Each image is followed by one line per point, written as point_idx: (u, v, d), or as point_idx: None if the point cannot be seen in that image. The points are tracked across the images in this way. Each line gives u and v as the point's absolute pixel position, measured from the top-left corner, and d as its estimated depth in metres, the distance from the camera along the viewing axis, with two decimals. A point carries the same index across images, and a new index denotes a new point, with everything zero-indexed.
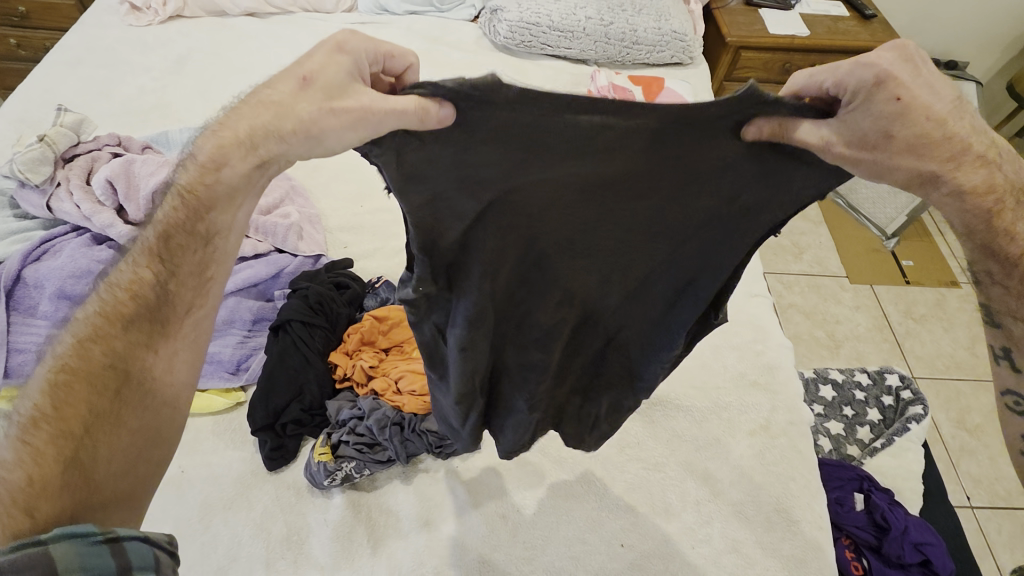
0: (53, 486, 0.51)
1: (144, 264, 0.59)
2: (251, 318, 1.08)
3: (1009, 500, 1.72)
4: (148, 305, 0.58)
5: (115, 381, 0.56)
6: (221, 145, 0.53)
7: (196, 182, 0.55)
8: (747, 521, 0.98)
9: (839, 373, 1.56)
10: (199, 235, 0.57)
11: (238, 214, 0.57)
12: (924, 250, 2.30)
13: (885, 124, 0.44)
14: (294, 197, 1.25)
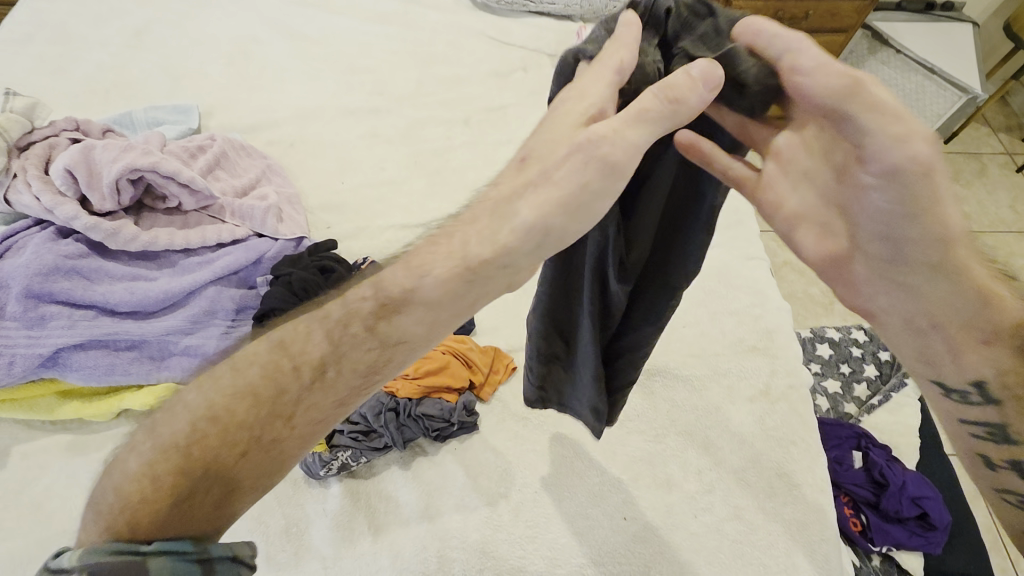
0: (160, 513, 0.52)
1: (319, 345, 0.59)
2: (235, 307, 1.01)
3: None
4: (304, 381, 0.58)
5: (243, 449, 0.56)
6: (428, 253, 0.58)
7: (399, 287, 0.58)
8: (749, 488, 0.98)
9: (836, 331, 1.56)
10: (378, 337, 0.58)
11: (421, 323, 0.58)
12: None
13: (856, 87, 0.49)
14: (271, 176, 1.21)
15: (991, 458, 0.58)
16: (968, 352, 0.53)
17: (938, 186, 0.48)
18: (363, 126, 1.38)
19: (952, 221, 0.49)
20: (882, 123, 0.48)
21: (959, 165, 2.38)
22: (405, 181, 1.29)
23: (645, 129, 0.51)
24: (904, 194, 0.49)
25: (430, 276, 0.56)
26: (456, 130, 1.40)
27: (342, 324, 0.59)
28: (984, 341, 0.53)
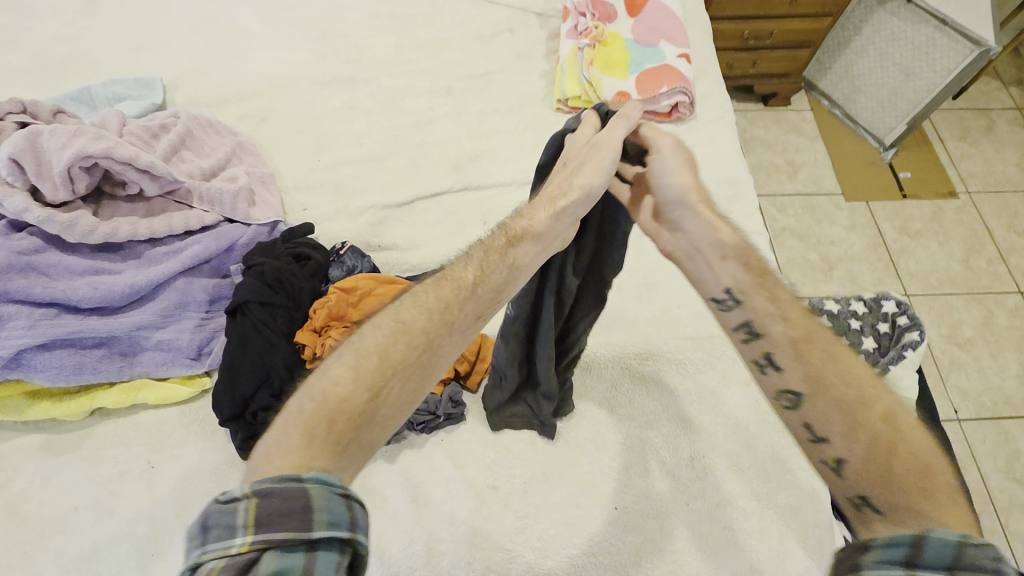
0: (354, 409, 0.57)
1: (468, 268, 0.70)
2: (207, 298, 0.98)
3: (996, 411, 1.75)
4: (459, 296, 0.67)
5: (424, 353, 0.63)
6: (533, 209, 0.73)
7: (524, 225, 0.72)
8: (743, 473, 0.96)
9: (834, 303, 1.52)
10: (505, 259, 0.71)
11: (535, 255, 0.72)
12: (923, 161, 2.19)
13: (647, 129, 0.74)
14: (241, 156, 1.15)
15: (760, 361, 0.68)
16: (716, 267, 0.71)
17: (681, 159, 0.73)
18: (339, 98, 1.30)
19: (691, 180, 0.72)
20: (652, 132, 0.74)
21: (967, 122, 2.30)
22: (385, 158, 1.23)
23: (621, 130, 0.71)
24: (663, 160, 0.72)
25: (546, 216, 0.71)
26: (438, 99, 1.32)
27: (478, 254, 0.71)
28: (723, 259, 0.71)
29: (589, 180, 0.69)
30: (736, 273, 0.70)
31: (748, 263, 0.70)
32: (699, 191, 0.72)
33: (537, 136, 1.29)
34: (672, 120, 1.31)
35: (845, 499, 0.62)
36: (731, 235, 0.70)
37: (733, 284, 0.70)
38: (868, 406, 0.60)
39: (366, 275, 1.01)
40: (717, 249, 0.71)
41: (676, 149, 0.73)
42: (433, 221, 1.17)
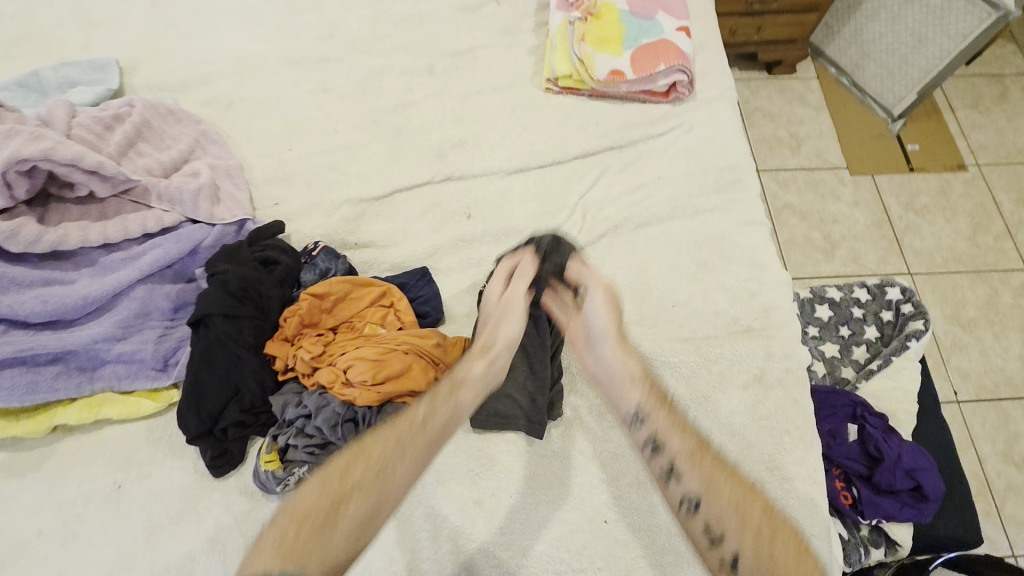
0: (305, 545, 0.73)
1: (421, 405, 0.85)
2: (172, 305, 0.92)
3: (994, 391, 1.71)
4: (422, 421, 0.83)
5: (380, 470, 0.78)
6: (476, 342, 0.92)
7: (468, 363, 0.90)
8: None
9: (836, 290, 1.46)
10: (448, 394, 0.86)
11: (472, 396, 0.88)
12: (931, 134, 2.08)
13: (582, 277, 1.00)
14: (206, 146, 1.06)
15: (666, 477, 0.87)
16: (628, 381, 0.92)
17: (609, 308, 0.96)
18: (311, 78, 1.21)
19: (615, 326, 0.94)
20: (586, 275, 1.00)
21: (979, 90, 2.18)
22: (361, 145, 1.15)
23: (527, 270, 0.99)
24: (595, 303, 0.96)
25: (477, 365, 0.89)
26: (418, 79, 1.22)
27: (461, 364, 0.90)
28: (633, 381, 0.92)
29: (522, 305, 0.96)
30: (644, 395, 0.91)
31: (650, 387, 0.92)
32: (619, 330, 0.94)
33: (525, 119, 1.20)
34: (671, 100, 1.22)
35: (720, 562, 0.83)
36: (641, 373, 0.92)
37: (643, 408, 0.90)
38: (716, 493, 0.84)
39: (340, 278, 0.94)
40: (631, 378, 0.92)
41: (609, 298, 0.96)
42: (413, 215, 1.09)
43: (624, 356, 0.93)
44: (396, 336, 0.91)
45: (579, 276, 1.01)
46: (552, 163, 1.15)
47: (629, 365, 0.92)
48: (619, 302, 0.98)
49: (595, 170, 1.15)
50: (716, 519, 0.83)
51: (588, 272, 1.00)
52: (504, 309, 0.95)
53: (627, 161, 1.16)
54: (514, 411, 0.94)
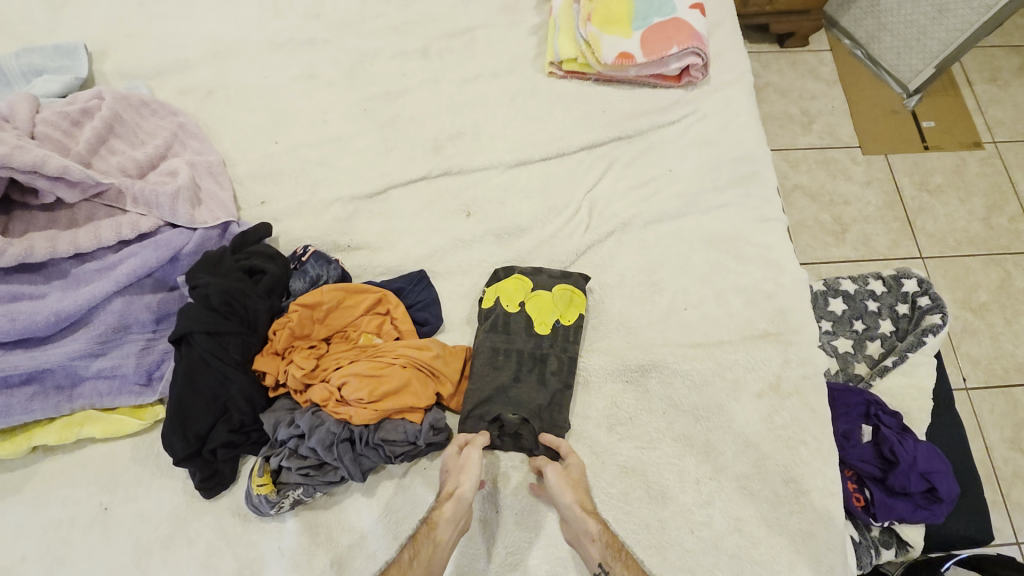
0: None
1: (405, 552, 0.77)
2: (153, 317, 0.86)
3: (1007, 379, 1.48)
4: (410, 560, 0.76)
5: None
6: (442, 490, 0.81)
7: (444, 496, 0.80)
8: (752, 497, 0.88)
9: (851, 283, 1.39)
10: (427, 530, 0.77)
11: (451, 526, 0.77)
12: (948, 110, 1.76)
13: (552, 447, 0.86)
14: (184, 141, 0.99)
15: None
16: (590, 545, 0.79)
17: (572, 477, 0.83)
18: (297, 64, 1.12)
19: (575, 497, 0.81)
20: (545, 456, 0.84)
21: (997, 61, 1.82)
22: (352, 137, 1.07)
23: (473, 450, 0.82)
24: (555, 483, 0.81)
25: (449, 506, 0.77)
26: (412, 64, 1.14)
27: (432, 511, 0.79)
28: (594, 541, 0.79)
29: (474, 464, 0.80)
30: (604, 549, 0.79)
31: (615, 545, 0.80)
32: (584, 504, 0.82)
33: (526, 107, 1.12)
34: (682, 85, 1.14)
35: None
36: (600, 528, 0.80)
37: (603, 560, 0.79)
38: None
39: (333, 286, 0.88)
40: (590, 537, 0.80)
41: (574, 469, 0.85)
42: (409, 213, 1.03)
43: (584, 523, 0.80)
44: (393, 348, 0.86)
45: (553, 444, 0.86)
46: (556, 155, 1.08)
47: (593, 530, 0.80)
48: (582, 476, 0.85)
49: (601, 162, 1.08)
50: None
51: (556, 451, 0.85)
52: (456, 470, 0.81)
53: (635, 152, 1.09)
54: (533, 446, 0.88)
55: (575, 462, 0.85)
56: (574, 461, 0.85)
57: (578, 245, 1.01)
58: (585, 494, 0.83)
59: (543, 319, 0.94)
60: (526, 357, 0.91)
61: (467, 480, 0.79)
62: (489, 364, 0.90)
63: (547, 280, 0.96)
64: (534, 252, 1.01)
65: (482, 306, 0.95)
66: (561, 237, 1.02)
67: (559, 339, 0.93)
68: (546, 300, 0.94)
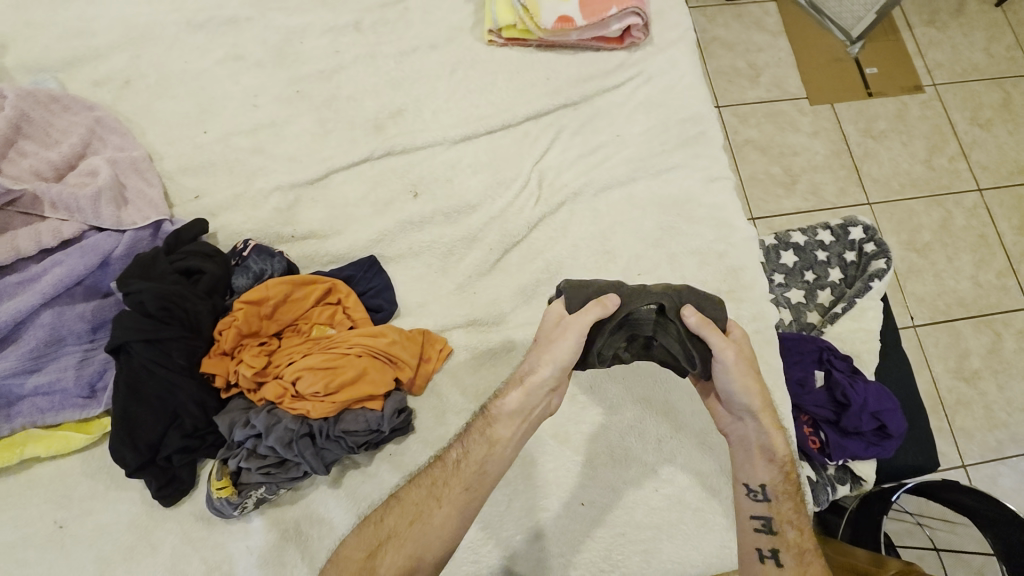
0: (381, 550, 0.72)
1: (505, 411, 0.77)
2: (89, 326, 0.82)
3: (949, 313, 1.56)
4: (483, 425, 0.78)
5: (419, 511, 0.75)
6: (542, 348, 0.77)
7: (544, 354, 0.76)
8: (712, 451, 0.91)
9: (801, 234, 1.42)
10: (523, 391, 0.77)
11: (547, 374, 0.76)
12: (889, 55, 1.78)
13: (741, 345, 0.78)
14: (103, 137, 0.93)
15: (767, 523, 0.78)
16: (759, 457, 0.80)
17: (754, 376, 0.78)
18: (220, 45, 1.06)
19: (760, 397, 0.77)
20: (708, 327, 0.74)
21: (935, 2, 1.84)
22: (287, 121, 1.02)
23: (595, 311, 0.74)
24: (731, 369, 0.75)
25: (547, 369, 0.76)
26: (345, 39, 1.09)
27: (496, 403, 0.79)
28: (770, 462, 0.79)
29: (565, 347, 0.74)
30: (773, 467, 0.79)
31: (786, 470, 0.80)
32: (764, 405, 0.78)
33: (468, 79, 1.09)
34: (625, 47, 1.12)
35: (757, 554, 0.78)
36: (785, 453, 0.80)
37: (771, 480, 0.79)
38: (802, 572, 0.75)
39: (278, 280, 0.85)
40: (768, 449, 0.79)
41: (747, 359, 0.78)
42: (355, 197, 1.00)
43: (765, 432, 0.79)
44: (347, 338, 0.84)
45: (745, 348, 0.79)
46: (502, 126, 1.06)
47: (769, 442, 0.79)
48: (751, 356, 0.79)
49: (548, 131, 1.06)
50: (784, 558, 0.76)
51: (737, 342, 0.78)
52: (543, 346, 0.77)
53: (582, 119, 1.07)
54: (677, 349, 0.77)
55: (739, 342, 0.78)
56: (740, 338, 0.78)
57: (530, 218, 1.00)
58: (763, 395, 0.78)
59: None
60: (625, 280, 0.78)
61: (545, 366, 0.76)
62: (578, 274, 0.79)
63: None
64: (485, 229, 1.00)
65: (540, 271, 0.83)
66: (512, 212, 1.01)
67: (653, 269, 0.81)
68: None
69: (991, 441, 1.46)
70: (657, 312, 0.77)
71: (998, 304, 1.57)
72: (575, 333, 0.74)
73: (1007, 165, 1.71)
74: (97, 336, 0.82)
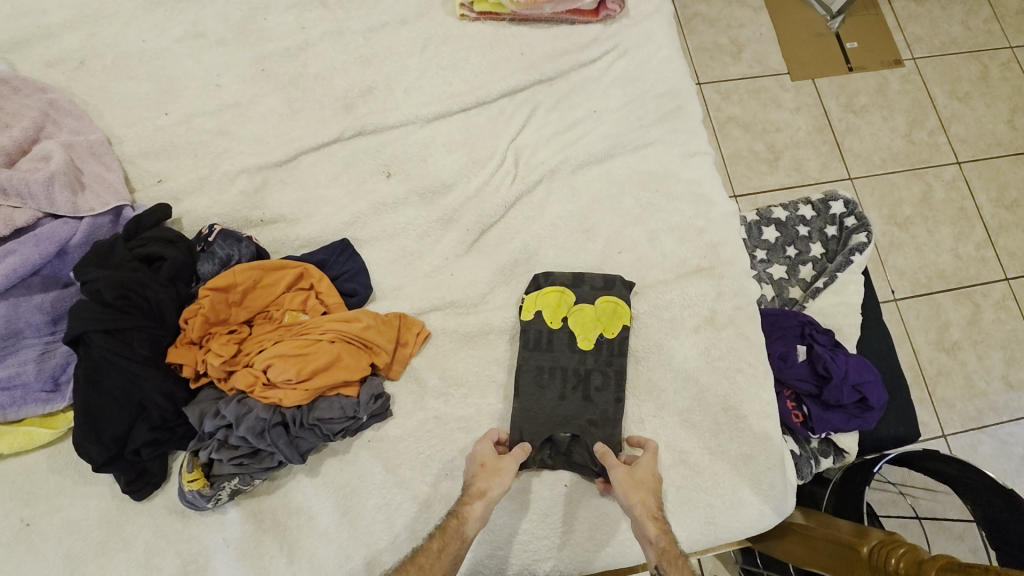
0: None
1: (472, 509, 0.76)
2: (49, 318, 0.78)
3: (930, 286, 1.57)
4: (457, 523, 0.75)
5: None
6: (477, 471, 0.80)
7: (477, 469, 0.80)
8: (694, 428, 0.91)
9: (783, 210, 1.41)
10: (472, 495, 0.77)
11: (494, 482, 0.78)
12: (870, 29, 1.77)
13: (640, 463, 0.83)
14: (57, 120, 0.89)
15: None
16: (646, 547, 0.76)
17: (640, 479, 0.81)
18: (179, 23, 1.01)
19: (641, 499, 0.79)
20: (607, 453, 0.83)
21: None
22: (252, 101, 0.99)
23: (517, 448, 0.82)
24: (617, 480, 0.80)
25: (504, 481, 0.78)
26: (311, 15, 1.04)
27: (459, 507, 0.77)
28: (651, 545, 0.76)
29: (508, 472, 0.79)
30: (660, 554, 0.75)
31: (672, 558, 0.74)
32: (648, 504, 0.79)
33: (439, 56, 1.05)
34: (600, 20, 1.09)
35: None
36: (658, 532, 0.76)
37: (658, 562, 0.74)
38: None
39: (245, 265, 0.83)
40: (648, 540, 0.76)
41: (641, 470, 0.82)
42: (325, 179, 0.97)
43: (650, 528, 0.77)
44: (319, 324, 0.82)
45: (644, 462, 0.83)
46: (475, 104, 1.03)
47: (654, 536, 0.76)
48: (652, 469, 0.83)
49: (524, 108, 1.04)
50: None
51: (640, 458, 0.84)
52: (493, 470, 0.79)
53: (558, 96, 1.05)
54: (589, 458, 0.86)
55: (645, 461, 0.83)
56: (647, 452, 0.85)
57: (506, 197, 0.98)
58: (653, 495, 0.80)
59: (586, 333, 0.92)
60: (571, 375, 0.91)
61: (498, 486, 0.78)
62: (536, 383, 0.89)
63: (589, 293, 0.93)
64: (460, 210, 0.97)
65: (522, 319, 0.92)
66: (487, 192, 0.98)
67: (603, 354, 0.92)
68: (590, 314, 0.92)
69: (972, 410, 1.48)
70: (573, 436, 0.88)
71: (977, 276, 1.58)
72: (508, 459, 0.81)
73: (986, 137, 1.71)
74: (59, 329, 0.79)
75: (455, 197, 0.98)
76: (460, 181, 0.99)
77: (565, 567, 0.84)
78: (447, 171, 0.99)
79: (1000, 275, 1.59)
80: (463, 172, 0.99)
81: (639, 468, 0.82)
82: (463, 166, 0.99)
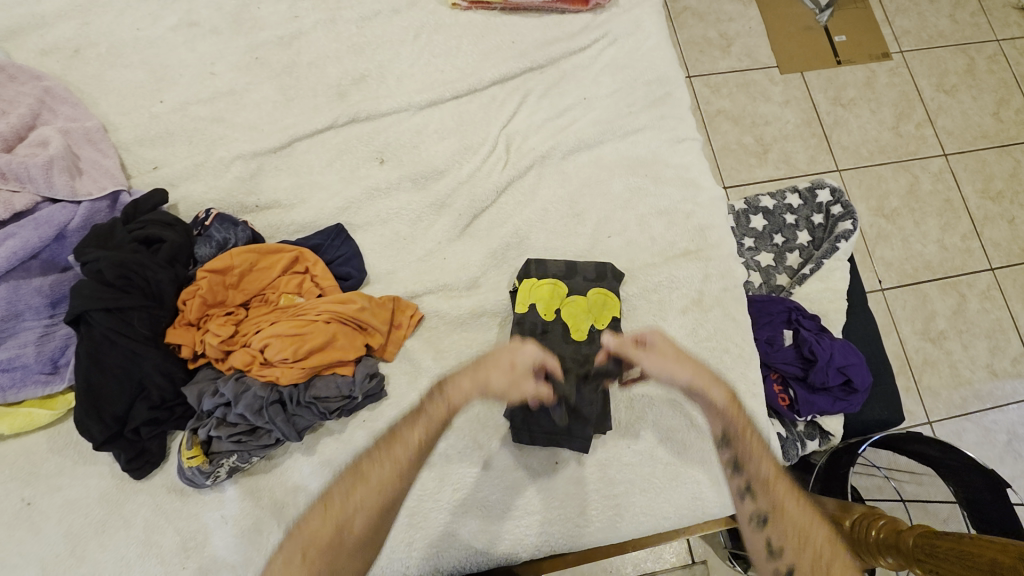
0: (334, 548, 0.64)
1: (452, 401, 0.76)
2: (48, 301, 0.80)
3: (916, 276, 1.60)
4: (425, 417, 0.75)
5: (381, 492, 0.69)
6: (489, 362, 0.79)
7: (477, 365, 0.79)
8: (681, 407, 0.93)
9: (770, 198, 1.44)
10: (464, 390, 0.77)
11: (502, 376, 0.78)
12: (857, 22, 1.80)
13: (659, 341, 0.83)
14: (54, 107, 0.91)
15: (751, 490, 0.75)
16: (713, 417, 0.81)
17: (670, 354, 0.81)
18: (173, 11, 1.02)
19: (685, 371, 0.81)
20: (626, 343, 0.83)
21: None
22: (246, 90, 1.00)
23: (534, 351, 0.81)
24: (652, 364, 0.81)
25: (527, 388, 0.80)
26: (304, 4, 1.06)
27: (446, 391, 0.77)
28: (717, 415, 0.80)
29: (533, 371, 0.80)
30: (726, 421, 0.80)
31: (741, 424, 0.79)
32: (698, 375, 0.81)
33: (432, 43, 1.07)
34: (590, 9, 1.11)
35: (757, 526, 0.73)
36: (724, 398, 0.81)
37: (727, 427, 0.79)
38: (783, 508, 0.73)
39: (241, 248, 0.84)
40: (715, 411, 0.81)
41: (661, 345, 0.82)
42: (320, 165, 0.98)
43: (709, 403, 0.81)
44: (315, 305, 0.84)
45: (663, 339, 0.83)
46: (467, 91, 1.05)
47: (716, 409, 0.80)
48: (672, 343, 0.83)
49: (515, 95, 1.06)
50: (781, 534, 0.71)
51: (649, 341, 0.82)
52: (519, 375, 0.79)
53: (548, 83, 1.07)
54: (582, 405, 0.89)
55: (656, 334, 0.83)
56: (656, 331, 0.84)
57: (498, 181, 1.00)
58: (696, 364, 0.82)
59: (577, 325, 0.93)
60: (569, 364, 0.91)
61: (508, 384, 0.78)
62: None
63: (581, 284, 0.95)
64: (453, 195, 0.99)
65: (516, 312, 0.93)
66: (479, 177, 1.00)
67: (593, 335, 0.93)
68: (580, 304, 0.93)
69: (956, 398, 1.51)
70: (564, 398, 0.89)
71: (963, 266, 1.61)
72: (530, 357, 0.80)
73: (971, 130, 1.74)
74: (59, 313, 0.81)
75: (447, 182, 1.00)
76: (452, 168, 1.01)
77: (556, 542, 0.86)
78: (441, 159, 1.00)
79: (985, 265, 1.62)
80: (456, 159, 1.01)
81: (655, 346, 0.82)
82: (455, 155, 1.01)
